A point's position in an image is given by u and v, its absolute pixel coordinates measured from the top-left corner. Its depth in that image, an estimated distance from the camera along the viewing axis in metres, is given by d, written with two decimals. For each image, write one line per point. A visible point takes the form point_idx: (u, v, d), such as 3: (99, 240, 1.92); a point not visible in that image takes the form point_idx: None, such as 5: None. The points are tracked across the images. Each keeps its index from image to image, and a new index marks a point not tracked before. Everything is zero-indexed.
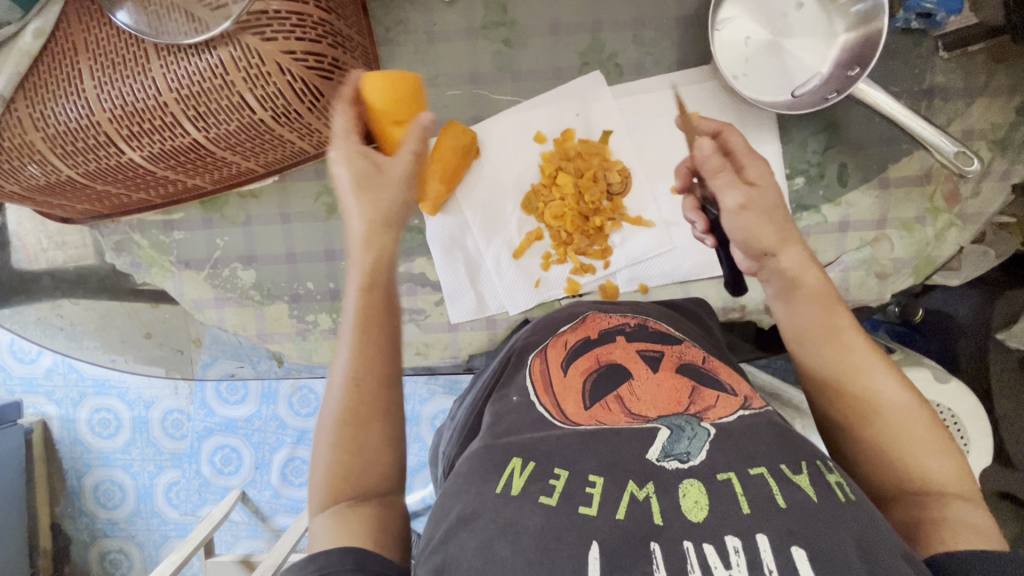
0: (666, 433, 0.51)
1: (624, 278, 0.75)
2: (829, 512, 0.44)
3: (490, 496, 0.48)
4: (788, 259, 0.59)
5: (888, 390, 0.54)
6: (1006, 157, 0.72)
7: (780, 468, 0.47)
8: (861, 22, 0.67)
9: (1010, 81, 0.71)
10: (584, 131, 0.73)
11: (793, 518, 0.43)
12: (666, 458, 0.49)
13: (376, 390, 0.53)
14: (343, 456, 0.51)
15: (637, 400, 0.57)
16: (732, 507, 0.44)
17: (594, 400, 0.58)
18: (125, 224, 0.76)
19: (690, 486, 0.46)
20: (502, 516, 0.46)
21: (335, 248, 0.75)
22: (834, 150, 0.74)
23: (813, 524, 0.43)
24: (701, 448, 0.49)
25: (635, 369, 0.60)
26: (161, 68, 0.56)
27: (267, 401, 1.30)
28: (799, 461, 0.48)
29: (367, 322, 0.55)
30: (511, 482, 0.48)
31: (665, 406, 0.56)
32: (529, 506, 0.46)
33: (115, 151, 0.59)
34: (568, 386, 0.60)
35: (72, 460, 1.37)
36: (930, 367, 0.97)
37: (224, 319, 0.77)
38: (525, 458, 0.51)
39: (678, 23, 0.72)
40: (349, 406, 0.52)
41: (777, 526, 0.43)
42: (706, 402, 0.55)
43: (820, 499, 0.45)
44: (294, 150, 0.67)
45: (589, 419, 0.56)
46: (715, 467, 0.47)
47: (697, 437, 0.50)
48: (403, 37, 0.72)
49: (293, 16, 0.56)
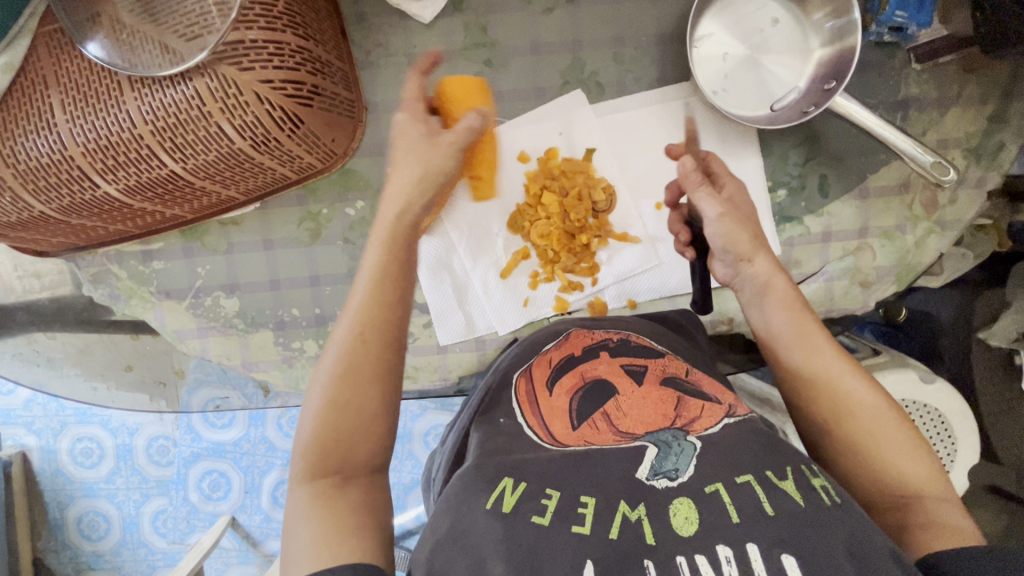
0: (654, 451, 0.51)
1: (612, 294, 0.75)
2: (818, 518, 0.44)
3: (480, 512, 0.47)
4: (761, 266, 0.60)
5: (859, 393, 0.54)
6: (980, 164, 0.73)
7: (767, 475, 0.47)
8: (836, 37, 0.69)
9: (981, 91, 0.73)
10: (567, 149, 0.73)
11: (783, 525, 0.43)
12: (655, 476, 0.48)
13: (380, 346, 0.49)
14: (338, 414, 0.47)
15: (624, 416, 0.56)
16: (721, 518, 0.44)
17: (581, 420, 0.57)
18: (103, 255, 0.74)
19: (681, 504, 0.46)
20: (493, 536, 0.45)
21: (319, 273, 0.74)
22: (814, 162, 0.75)
23: (805, 532, 0.43)
24: (689, 463, 0.49)
25: (620, 383, 0.60)
26: (135, 100, 0.54)
27: (255, 424, 1.27)
28: (786, 467, 0.48)
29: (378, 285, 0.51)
30: (501, 499, 0.47)
31: (650, 421, 0.55)
32: (521, 525, 0.45)
33: (90, 185, 0.58)
34: (554, 406, 0.59)
35: (54, 491, 1.32)
36: (916, 368, 0.96)
37: (207, 349, 0.76)
38: (517, 477, 0.49)
39: (657, 41, 0.72)
40: (351, 361, 0.48)
41: (766, 534, 0.43)
42: (692, 412, 0.55)
43: (808, 505, 0.45)
44: (275, 177, 0.67)
45: (578, 440, 0.54)
46: (703, 479, 0.47)
47: (684, 452, 0.50)
48: (383, 60, 0.71)
49: (270, 45, 0.56)
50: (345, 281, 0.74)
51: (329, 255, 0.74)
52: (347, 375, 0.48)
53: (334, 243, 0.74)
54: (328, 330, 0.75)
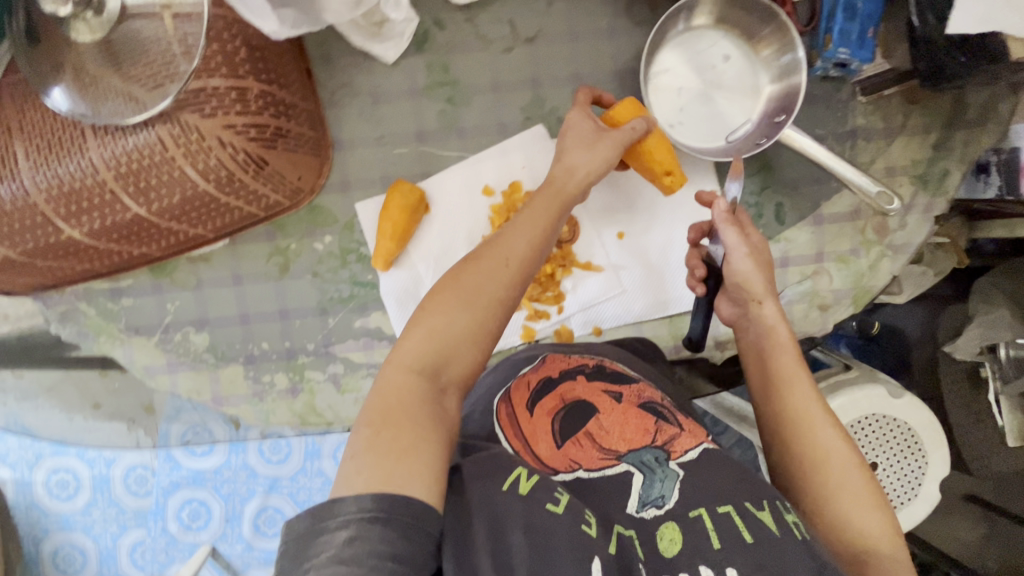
0: (639, 478, 0.56)
1: (578, 321, 0.77)
2: (791, 547, 0.48)
3: (497, 492, 0.49)
4: (768, 309, 0.64)
5: (831, 438, 0.58)
6: (927, 190, 0.77)
7: (745, 506, 0.52)
8: (784, 74, 0.72)
9: (924, 121, 0.76)
10: (532, 182, 0.75)
11: (761, 552, 0.48)
12: (643, 507, 0.53)
13: (491, 307, 0.53)
14: (437, 355, 0.50)
15: (606, 434, 0.60)
16: (704, 543, 0.49)
17: (566, 438, 0.60)
18: (71, 292, 0.74)
19: (668, 527, 0.51)
20: (515, 519, 0.47)
21: (288, 307, 0.75)
22: (770, 191, 0.78)
23: (776, 554, 0.48)
24: (673, 488, 0.54)
25: (599, 402, 0.63)
26: (98, 147, 0.56)
27: (236, 451, 1.26)
28: (763, 498, 0.53)
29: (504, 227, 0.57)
30: (518, 483, 0.50)
31: (631, 438, 0.59)
32: (537, 510, 0.48)
33: (54, 229, 0.59)
34: (536, 427, 0.61)
35: (28, 525, 1.30)
36: (885, 384, 0.97)
37: (177, 385, 0.76)
38: (530, 469, 0.52)
39: (615, 77, 0.75)
40: (466, 315, 0.52)
41: (746, 560, 0.47)
42: (667, 433, 0.60)
43: (781, 534, 0.49)
44: (242, 215, 0.68)
45: (564, 462, 0.58)
46: (687, 504, 0.52)
47: (668, 478, 0.55)
48: (349, 99, 0.73)
49: (233, 91, 0.57)
50: (314, 314, 0.75)
51: (297, 290, 0.75)
52: (467, 318, 0.52)
53: (303, 277, 0.75)
54: (299, 363, 0.76)
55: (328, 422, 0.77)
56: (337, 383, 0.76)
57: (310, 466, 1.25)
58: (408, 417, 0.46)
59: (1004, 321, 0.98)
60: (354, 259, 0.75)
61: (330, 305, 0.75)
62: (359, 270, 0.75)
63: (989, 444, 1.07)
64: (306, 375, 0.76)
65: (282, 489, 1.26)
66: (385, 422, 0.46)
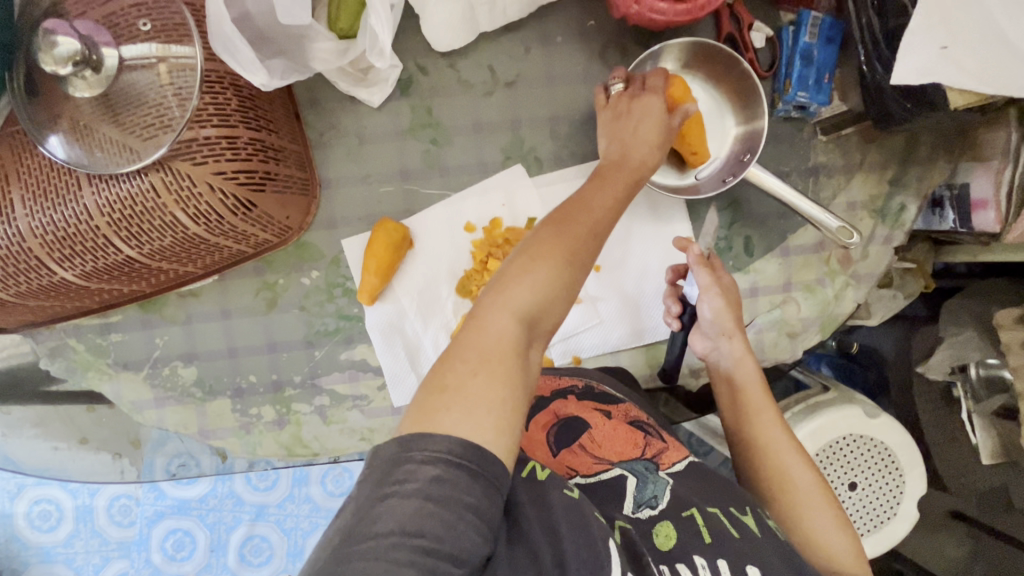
0: (632, 482, 0.58)
1: (558, 351, 0.80)
2: (769, 543, 0.54)
3: (515, 478, 0.49)
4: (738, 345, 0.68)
5: (797, 467, 0.64)
6: (886, 223, 0.81)
7: (731, 509, 0.56)
8: (747, 118, 0.77)
9: (881, 158, 0.81)
10: (511, 218, 0.78)
11: (746, 544, 0.53)
12: (638, 507, 0.55)
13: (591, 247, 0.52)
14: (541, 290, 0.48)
15: (599, 446, 0.63)
16: (695, 538, 0.52)
17: (561, 446, 0.63)
18: (60, 329, 0.75)
19: (663, 525, 0.53)
20: (529, 501, 0.47)
21: (276, 340, 0.77)
22: (739, 225, 0.82)
23: (761, 549, 0.52)
24: (664, 491, 0.57)
25: (591, 417, 0.66)
26: (92, 194, 0.58)
27: (223, 478, 1.26)
28: (746, 506, 0.58)
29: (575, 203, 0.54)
30: (535, 471, 0.51)
31: (622, 450, 0.62)
32: (554, 494, 0.49)
33: (47, 271, 0.61)
34: (533, 439, 0.64)
35: (9, 558, 1.28)
36: (860, 404, 1.00)
37: (164, 419, 0.77)
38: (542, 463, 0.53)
39: (589, 119, 0.79)
40: (570, 250, 0.50)
41: (736, 550, 0.52)
42: (654, 449, 0.63)
43: (761, 534, 0.54)
44: (233, 253, 0.70)
45: (562, 468, 0.62)
46: (679, 506, 0.55)
47: (659, 481, 0.58)
48: (336, 140, 0.77)
49: (224, 140, 0.60)
50: (301, 347, 0.77)
51: (285, 324, 0.77)
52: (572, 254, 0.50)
53: (291, 311, 0.77)
54: (285, 395, 0.77)
55: (315, 453, 0.79)
56: (323, 415, 0.78)
57: (298, 493, 1.25)
58: (499, 351, 0.45)
59: (973, 342, 0.98)
60: (340, 293, 0.77)
61: (316, 338, 0.77)
62: (344, 304, 0.77)
63: (964, 460, 1.07)
64: (292, 407, 0.78)
65: (269, 517, 1.25)
66: (482, 361, 0.44)
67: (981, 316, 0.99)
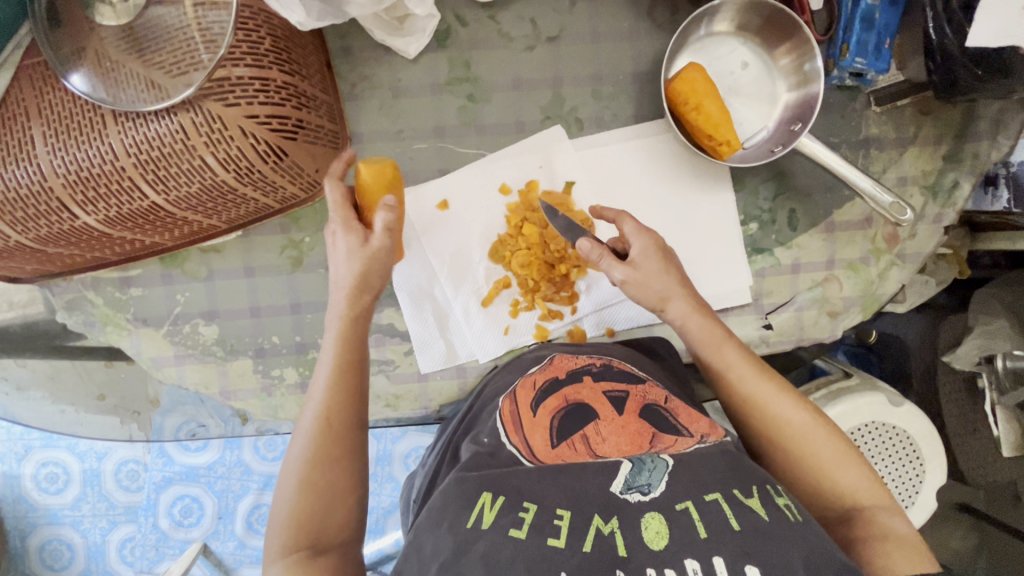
0: (628, 465, 0.52)
1: (590, 323, 0.77)
2: (779, 532, 0.46)
3: (461, 530, 0.48)
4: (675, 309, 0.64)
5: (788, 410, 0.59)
6: (937, 202, 0.78)
7: (734, 493, 0.49)
8: (801, 83, 0.73)
9: (936, 133, 0.77)
10: (548, 182, 0.75)
11: (747, 539, 0.45)
12: (628, 491, 0.50)
13: (344, 431, 0.57)
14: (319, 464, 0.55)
15: (602, 441, 0.57)
16: (690, 534, 0.46)
17: (562, 438, 0.58)
18: (78, 281, 0.73)
19: (652, 518, 0.48)
20: (474, 553, 0.46)
21: (301, 301, 0.74)
22: (784, 197, 0.78)
23: (763, 544, 0.45)
24: (661, 479, 0.51)
25: (601, 408, 0.61)
26: (119, 133, 0.55)
27: (231, 447, 1.24)
28: (752, 485, 0.50)
29: (354, 358, 0.60)
30: (481, 516, 0.49)
31: (626, 448, 0.57)
32: (500, 541, 0.47)
33: (68, 216, 0.58)
34: (536, 423, 0.61)
35: (15, 519, 1.27)
36: (884, 391, 0.97)
37: (184, 378, 0.75)
38: (495, 491, 0.51)
39: (634, 79, 0.75)
40: (331, 415, 0.57)
41: (732, 548, 0.45)
42: (666, 441, 0.57)
43: (771, 520, 0.47)
44: (258, 207, 0.67)
45: (554, 457, 0.56)
46: (673, 497, 0.49)
47: (656, 468, 0.52)
48: (368, 92, 0.73)
49: (257, 81, 0.57)
50: (327, 309, 0.75)
51: (310, 284, 0.74)
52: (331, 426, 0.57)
53: (317, 271, 0.74)
54: (309, 357, 0.75)
55: None
56: None
57: None
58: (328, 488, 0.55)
59: (1003, 333, 0.94)
60: None
61: None
62: None
63: (986, 454, 1.06)
64: None
65: None
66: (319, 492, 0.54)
67: (1012, 306, 0.95)
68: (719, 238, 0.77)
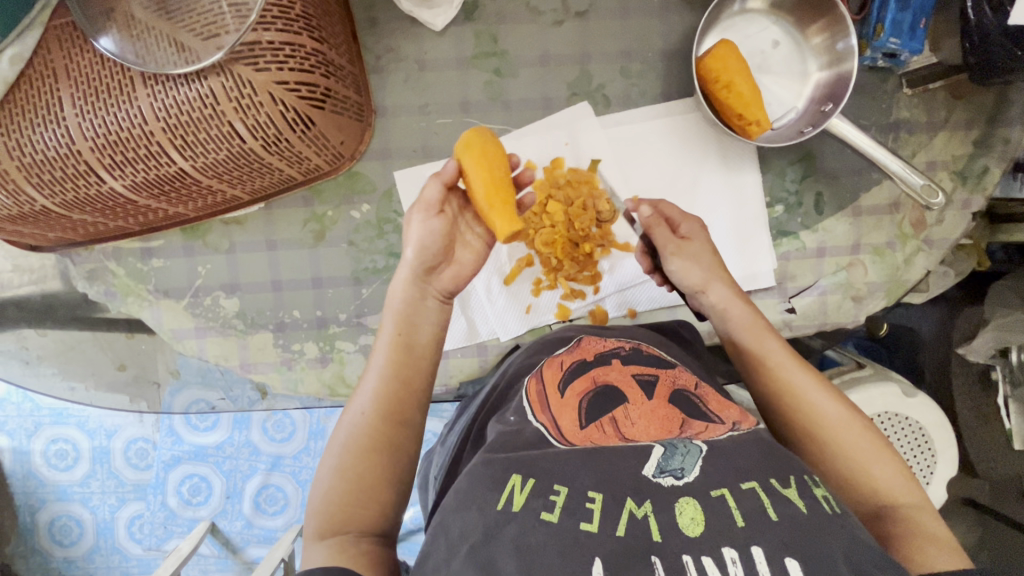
0: (660, 450, 0.52)
1: (612, 303, 0.77)
2: (819, 524, 0.46)
3: (492, 513, 0.48)
4: (716, 295, 0.66)
5: (822, 401, 0.59)
6: (966, 187, 0.76)
7: (771, 483, 0.49)
8: (833, 62, 0.72)
9: (968, 117, 0.76)
10: (574, 159, 0.74)
11: (787, 531, 0.45)
12: (661, 474, 0.50)
13: (395, 423, 0.58)
14: (368, 455, 0.56)
15: (631, 424, 0.57)
16: (727, 523, 0.46)
17: (591, 419, 0.58)
18: (100, 251, 0.72)
19: (686, 503, 0.47)
20: (505, 537, 0.46)
21: (322, 275, 0.74)
22: (811, 179, 0.77)
23: (803, 534, 0.45)
24: (694, 464, 0.50)
25: (630, 392, 0.60)
26: (148, 97, 0.55)
27: (240, 427, 1.24)
28: (789, 475, 0.50)
29: (405, 346, 0.61)
30: (511, 499, 0.49)
31: (656, 433, 0.56)
32: (532, 525, 0.46)
33: (95, 180, 0.58)
34: (564, 404, 0.60)
35: (26, 495, 1.27)
36: (898, 382, 0.94)
37: (204, 350, 0.74)
38: (525, 474, 0.50)
39: (663, 57, 0.74)
40: (387, 400, 0.59)
41: (770, 539, 0.44)
42: (697, 427, 0.56)
43: (810, 512, 0.47)
44: (283, 178, 0.66)
45: (584, 439, 0.56)
46: (708, 482, 0.48)
47: (690, 453, 0.51)
48: (394, 65, 0.72)
49: (287, 47, 0.56)
50: (348, 284, 0.74)
51: (332, 258, 0.74)
52: (384, 413, 0.58)
53: (339, 246, 0.74)
54: (330, 332, 0.75)
55: None
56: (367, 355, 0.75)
57: (315, 446, 1.23)
58: (374, 477, 0.55)
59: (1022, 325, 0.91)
60: (391, 229, 0.74)
61: (364, 275, 0.74)
62: (395, 241, 0.74)
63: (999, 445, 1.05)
64: (336, 345, 0.75)
65: (286, 468, 1.23)
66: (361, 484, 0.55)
67: None
68: (746, 220, 0.77)
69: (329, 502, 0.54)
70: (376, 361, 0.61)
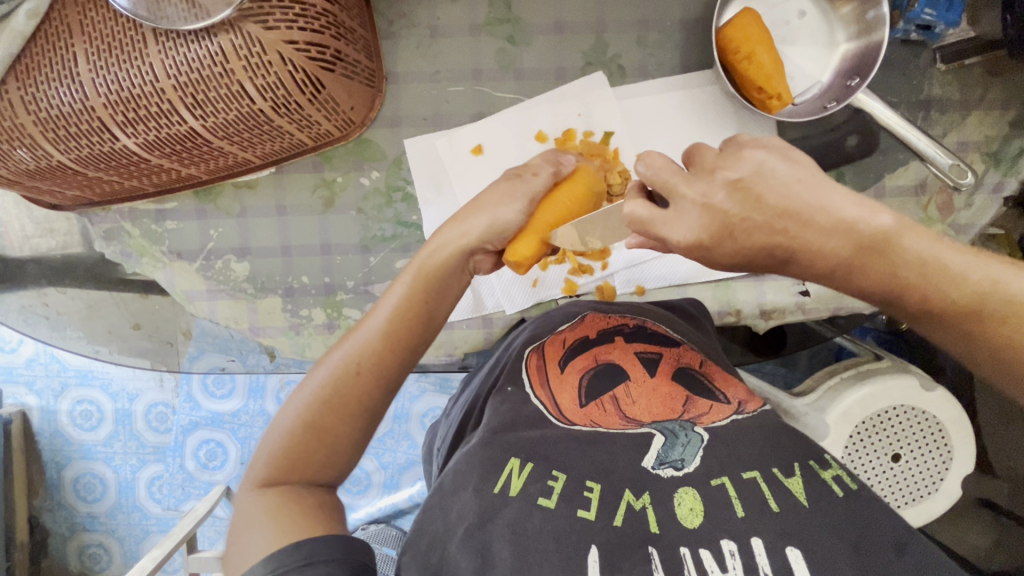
0: (660, 439, 0.52)
1: (621, 279, 0.76)
2: (821, 514, 0.46)
3: (488, 496, 0.48)
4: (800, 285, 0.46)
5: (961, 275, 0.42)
6: (999, 169, 0.72)
7: (773, 472, 0.49)
8: (860, 33, 0.68)
9: (1005, 95, 0.71)
10: (586, 130, 0.73)
11: (787, 521, 0.45)
12: (661, 465, 0.49)
13: (371, 382, 0.55)
14: (335, 416, 0.53)
15: (632, 403, 0.57)
16: (727, 512, 0.46)
17: (591, 398, 0.58)
18: (116, 212, 0.74)
19: (685, 493, 0.47)
20: (502, 520, 0.47)
21: (330, 242, 0.74)
22: (832, 158, 0.74)
23: (806, 527, 0.44)
24: (694, 454, 0.50)
25: (632, 370, 0.60)
26: (159, 54, 0.55)
27: (254, 395, 1.26)
28: (793, 463, 0.50)
29: (418, 310, 0.57)
30: (509, 482, 0.49)
31: (658, 412, 0.56)
32: (529, 510, 0.47)
33: (109, 137, 0.59)
34: (564, 382, 0.60)
35: (52, 452, 1.32)
36: (916, 374, 0.82)
37: (215, 312, 0.76)
38: (524, 458, 0.51)
39: (682, 27, 0.72)
40: (378, 362, 0.55)
41: (770, 528, 0.44)
42: (700, 408, 0.56)
43: (812, 505, 0.46)
44: (293, 142, 0.67)
45: (585, 418, 0.56)
46: (709, 472, 0.48)
47: (690, 442, 0.51)
48: (406, 31, 0.71)
49: (296, 6, 0.56)
50: (356, 252, 0.74)
51: (341, 225, 0.74)
52: (372, 381, 0.55)
53: (348, 213, 0.74)
54: (337, 299, 0.75)
55: None
56: None
57: None
58: (342, 441, 0.54)
59: None
60: (400, 198, 0.74)
61: (372, 243, 0.74)
62: (403, 210, 0.74)
63: None
64: (343, 312, 0.76)
65: None
66: (322, 446, 0.53)
67: None
68: None
69: (291, 446, 0.53)
70: (379, 317, 0.56)
